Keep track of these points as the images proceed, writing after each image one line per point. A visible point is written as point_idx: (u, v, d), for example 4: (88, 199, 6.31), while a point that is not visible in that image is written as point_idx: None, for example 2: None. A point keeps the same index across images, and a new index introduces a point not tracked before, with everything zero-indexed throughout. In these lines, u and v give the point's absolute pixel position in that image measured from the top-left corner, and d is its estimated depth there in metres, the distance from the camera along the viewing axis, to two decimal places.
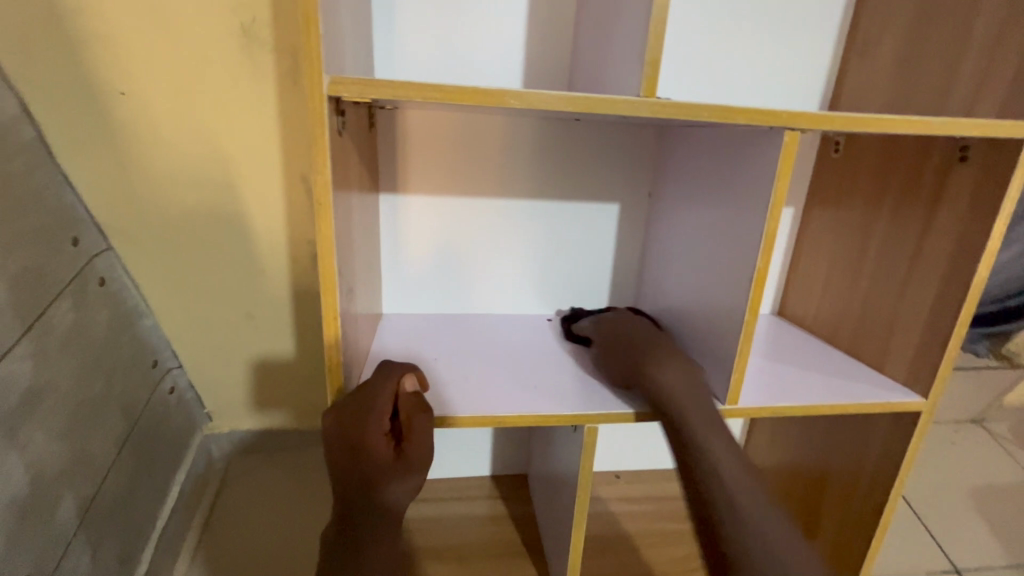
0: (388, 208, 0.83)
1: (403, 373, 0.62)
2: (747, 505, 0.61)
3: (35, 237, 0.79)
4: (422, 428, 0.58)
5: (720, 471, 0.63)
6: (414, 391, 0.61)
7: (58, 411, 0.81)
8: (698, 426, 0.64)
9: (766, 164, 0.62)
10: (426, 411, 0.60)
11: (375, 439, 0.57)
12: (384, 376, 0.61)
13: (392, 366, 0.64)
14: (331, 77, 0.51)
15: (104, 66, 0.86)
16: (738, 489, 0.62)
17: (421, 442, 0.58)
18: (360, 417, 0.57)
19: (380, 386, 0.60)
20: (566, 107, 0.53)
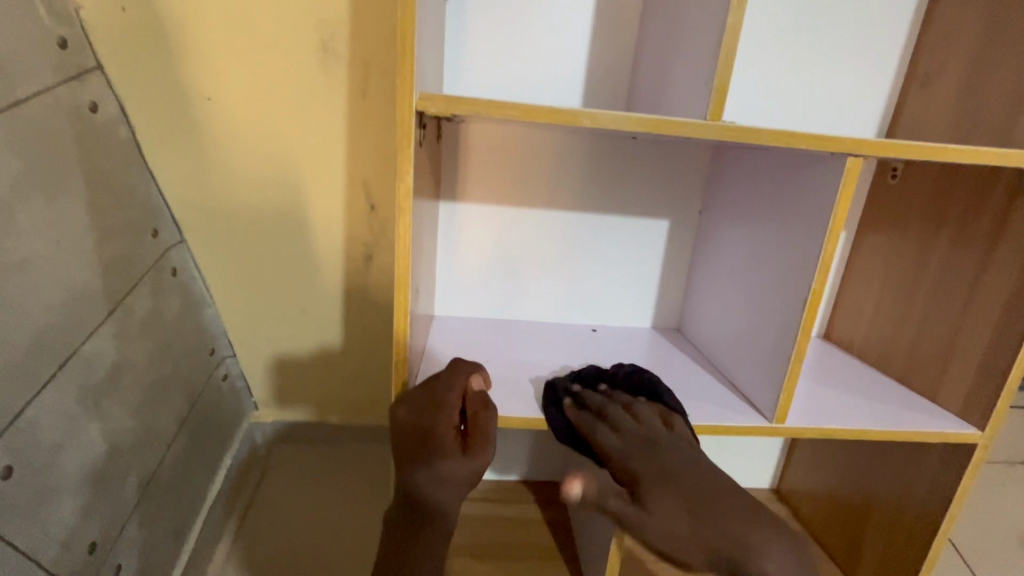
0: (446, 215, 0.87)
1: (471, 371, 0.66)
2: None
3: (124, 227, 0.87)
4: (488, 425, 0.63)
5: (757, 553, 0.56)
6: (480, 389, 0.65)
7: (134, 388, 0.88)
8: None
9: (826, 187, 0.63)
10: (491, 410, 0.64)
11: (440, 430, 0.61)
12: (454, 373, 0.65)
13: (463, 364, 0.67)
14: (418, 93, 0.55)
15: (195, 74, 0.93)
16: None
17: (483, 440, 0.62)
18: (429, 409, 0.62)
19: (449, 381, 0.64)
20: (633, 126, 0.55)
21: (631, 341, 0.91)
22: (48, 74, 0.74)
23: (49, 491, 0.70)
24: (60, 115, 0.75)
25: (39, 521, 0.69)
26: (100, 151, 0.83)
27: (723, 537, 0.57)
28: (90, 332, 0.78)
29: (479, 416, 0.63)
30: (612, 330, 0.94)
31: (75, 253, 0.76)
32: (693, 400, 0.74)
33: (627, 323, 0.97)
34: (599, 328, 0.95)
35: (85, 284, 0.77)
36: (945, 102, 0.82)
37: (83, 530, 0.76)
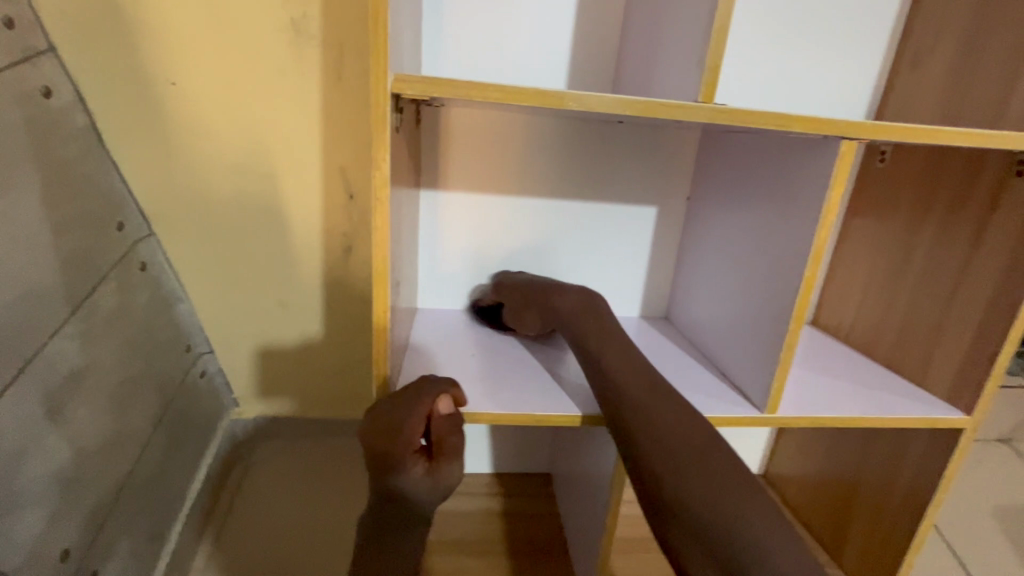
0: (428, 204, 0.84)
1: (439, 394, 0.62)
2: (663, 423, 0.59)
3: (85, 221, 0.83)
4: (454, 450, 0.60)
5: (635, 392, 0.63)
6: (448, 413, 0.62)
7: (100, 390, 0.84)
8: (611, 363, 0.67)
9: (818, 171, 0.61)
10: (458, 434, 0.62)
11: (401, 455, 0.58)
12: (419, 394, 0.62)
13: (433, 384, 0.63)
14: (395, 75, 0.52)
15: (156, 55, 0.88)
16: (655, 421, 0.60)
17: (448, 464, 0.59)
18: (391, 434, 0.59)
19: (413, 405, 0.60)
20: (621, 109, 0.53)
21: None
22: None
23: (14, 501, 0.68)
24: (10, 102, 0.70)
25: (5, 531, 0.66)
26: (54, 139, 0.78)
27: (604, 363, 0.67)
28: (51, 332, 0.75)
29: (445, 440, 0.60)
30: None
31: (30, 248, 0.72)
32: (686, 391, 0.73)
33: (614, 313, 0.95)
34: None
35: (43, 282, 0.73)
36: (934, 83, 0.81)
37: (52, 538, 0.74)
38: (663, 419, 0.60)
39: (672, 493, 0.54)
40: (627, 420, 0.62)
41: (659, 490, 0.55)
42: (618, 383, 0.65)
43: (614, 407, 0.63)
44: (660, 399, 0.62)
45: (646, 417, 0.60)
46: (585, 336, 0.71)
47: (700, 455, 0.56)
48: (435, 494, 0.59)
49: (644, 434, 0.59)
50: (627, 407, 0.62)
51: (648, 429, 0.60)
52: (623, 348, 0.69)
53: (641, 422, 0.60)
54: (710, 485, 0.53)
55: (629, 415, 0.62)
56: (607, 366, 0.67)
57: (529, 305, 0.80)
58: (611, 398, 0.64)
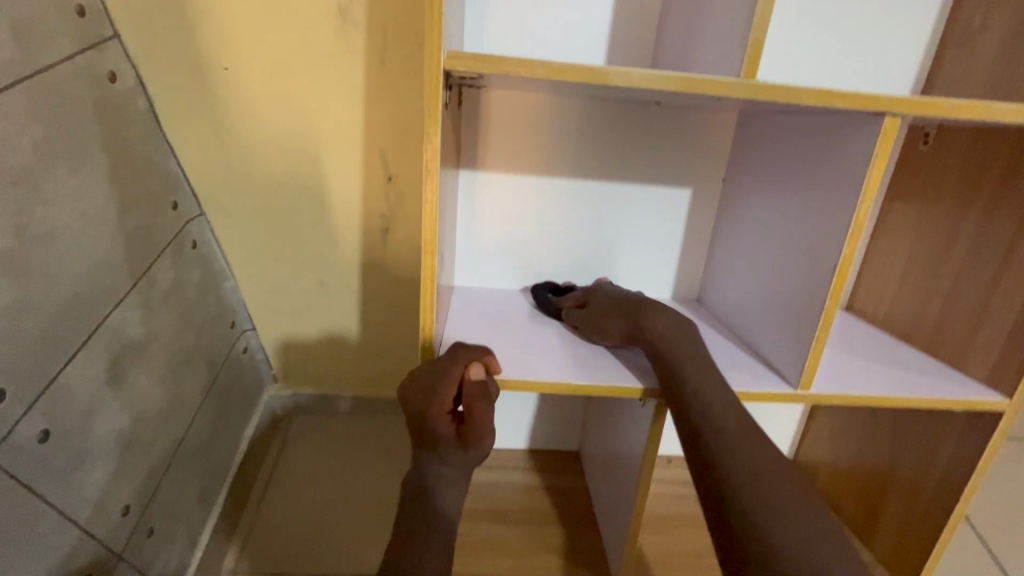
0: (467, 183, 0.87)
1: (471, 360, 0.65)
2: (743, 449, 0.60)
3: (144, 201, 0.89)
4: (483, 416, 0.63)
5: (715, 413, 0.63)
6: (479, 379, 0.65)
7: (157, 357, 0.90)
8: (675, 359, 0.67)
9: (859, 147, 0.61)
10: (489, 401, 0.64)
11: (435, 412, 0.63)
12: (453, 358, 0.65)
13: (466, 351, 0.66)
14: (447, 53, 0.54)
15: (210, 41, 0.92)
16: (735, 445, 0.60)
17: (478, 427, 0.63)
18: (426, 391, 0.64)
19: (446, 367, 0.64)
20: (663, 86, 0.54)
21: None
22: (66, 43, 0.74)
23: (83, 455, 0.75)
24: (80, 88, 0.76)
25: (75, 482, 0.73)
26: (119, 122, 0.84)
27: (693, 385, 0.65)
28: (115, 303, 0.81)
29: (475, 405, 0.63)
30: None
31: (95, 222, 0.78)
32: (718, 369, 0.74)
33: (646, 294, 0.96)
34: None
35: (106, 253, 0.79)
36: (985, 63, 0.79)
37: (115, 492, 0.81)
38: (737, 434, 0.62)
39: (739, 496, 0.56)
40: (705, 438, 0.62)
41: (722, 490, 0.58)
42: (707, 403, 0.64)
43: (696, 427, 0.63)
44: (740, 426, 0.62)
45: (728, 439, 0.61)
46: (672, 343, 0.69)
47: (766, 469, 0.58)
48: (466, 456, 0.63)
49: (715, 435, 0.61)
50: (709, 428, 0.62)
51: (728, 453, 0.60)
52: (696, 346, 0.69)
53: (721, 446, 0.61)
54: (789, 516, 0.54)
55: (700, 422, 0.63)
56: (695, 390, 0.65)
57: (610, 300, 0.78)
58: (679, 394, 0.66)
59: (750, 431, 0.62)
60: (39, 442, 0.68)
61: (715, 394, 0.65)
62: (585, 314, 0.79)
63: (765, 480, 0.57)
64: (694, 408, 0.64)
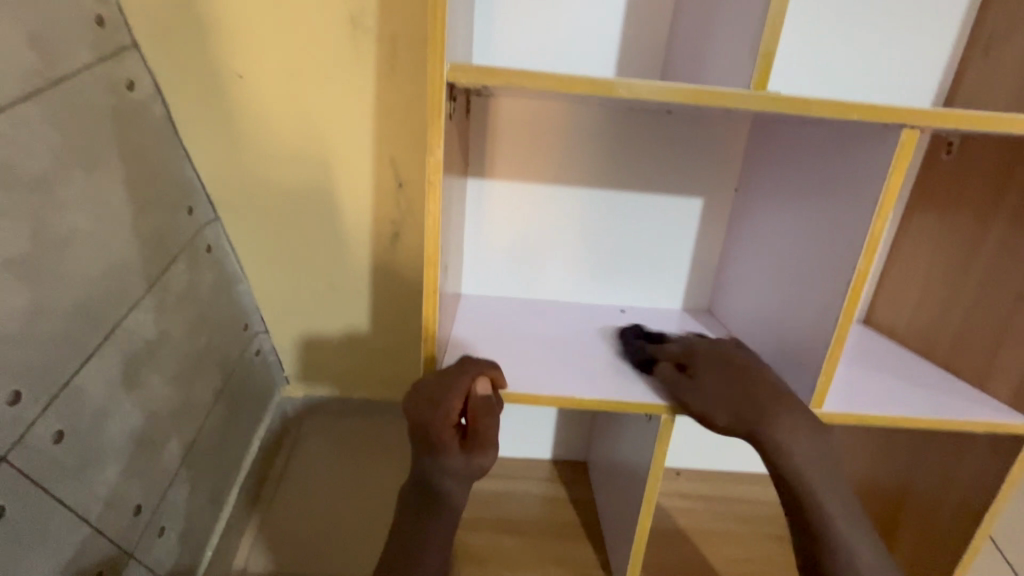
0: (475, 191, 0.86)
1: (478, 374, 0.64)
2: (827, 490, 0.66)
3: (160, 206, 0.91)
4: (488, 431, 0.63)
5: (805, 461, 0.65)
6: (485, 395, 0.63)
7: (170, 359, 0.92)
8: (798, 456, 0.65)
9: (874, 160, 0.59)
10: (493, 417, 0.63)
11: (439, 427, 0.62)
12: (460, 372, 0.64)
13: (474, 365, 0.65)
14: (451, 65, 0.54)
15: (224, 50, 0.93)
16: (821, 488, 0.66)
17: (482, 443, 0.63)
18: (430, 406, 0.63)
19: (452, 383, 0.63)
20: (670, 97, 0.53)
21: (659, 322, 0.89)
22: (85, 52, 0.76)
23: (95, 455, 0.76)
24: (97, 96, 0.78)
25: (88, 481, 0.75)
26: (136, 129, 0.86)
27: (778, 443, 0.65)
28: (130, 306, 0.83)
29: (480, 422, 0.63)
30: (641, 310, 0.93)
31: (111, 228, 0.79)
32: None
33: (656, 304, 0.95)
34: (628, 309, 0.94)
35: (122, 258, 0.81)
36: (1011, 71, 0.76)
37: (127, 492, 0.82)
38: (819, 475, 0.66)
39: (823, 531, 0.66)
40: (792, 483, 0.66)
41: (831, 562, 0.66)
42: (795, 454, 0.65)
43: (783, 474, 0.66)
44: (823, 467, 0.66)
45: (814, 484, 0.66)
46: (765, 414, 0.65)
47: (848, 517, 0.66)
48: (467, 468, 0.63)
49: (803, 481, 0.66)
50: (796, 476, 0.66)
51: (815, 496, 0.66)
52: (822, 437, 0.66)
53: (806, 489, 0.66)
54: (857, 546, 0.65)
55: (788, 470, 0.66)
56: (786, 447, 0.65)
57: (726, 376, 0.68)
58: (794, 482, 0.66)
59: (830, 470, 0.67)
60: (53, 442, 0.69)
61: (805, 445, 0.65)
62: (692, 384, 0.68)
63: (839, 514, 0.66)
64: (810, 498, 0.66)
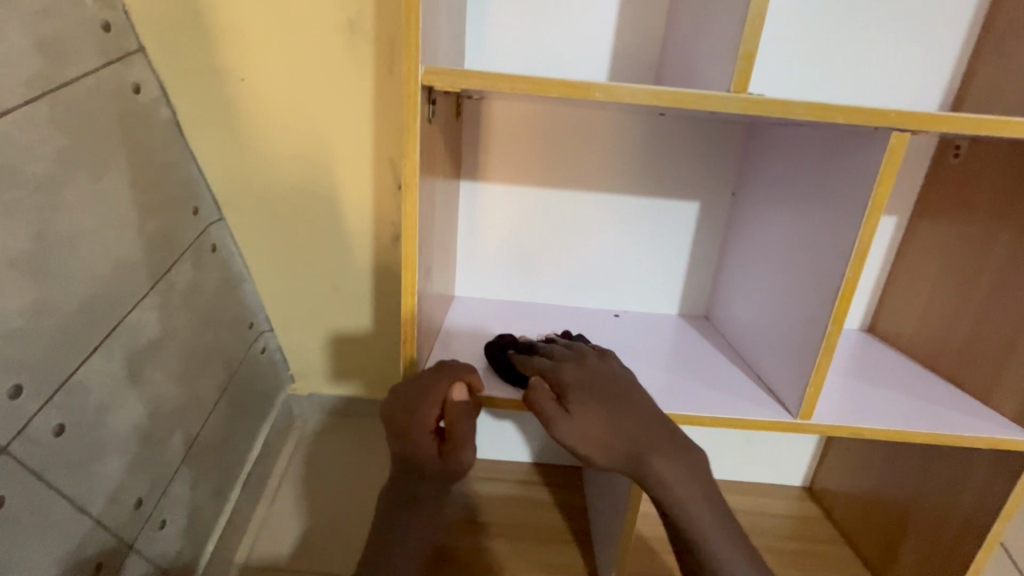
0: (468, 194, 0.86)
1: (456, 379, 0.65)
2: (707, 521, 0.62)
3: (166, 206, 0.93)
4: (464, 436, 0.63)
5: (674, 490, 0.62)
6: (461, 399, 0.64)
7: (174, 356, 0.94)
8: (679, 490, 0.62)
9: (864, 166, 0.58)
10: (470, 421, 0.64)
11: (416, 430, 0.63)
12: (436, 376, 0.65)
13: (452, 368, 0.66)
14: (424, 69, 0.54)
15: (227, 54, 0.95)
16: (698, 519, 0.62)
17: (459, 448, 0.63)
18: (407, 410, 0.64)
19: (428, 386, 0.64)
20: (652, 100, 0.52)
21: (654, 328, 0.88)
22: (92, 57, 0.79)
23: (98, 448, 0.78)
24: (104, 99, 0.80)
25: (90, 474, 0.77)
26: (142, 131, 0.88)
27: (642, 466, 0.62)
28: (134, 303, 0.85)
29: (456, 426, 0.63)
30: (636, 316, 0.92)
31: (116, 227, 0.81)
32: (715, 393, 0.72)
33: (652, 309, 0.93)
34: (623, 314, 0.92)
35: (127, 257, 0.83)
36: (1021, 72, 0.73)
37: (129, 485, 0.84)
38: (700, 504, 0.63)
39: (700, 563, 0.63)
40: (669, 510, 0.63)
41: None
42: (667, 482, 0.62)
43: (658, 500, 0.63)
44: (703, 495, 0.63)
45: (690, 514, 0.62)
46: (605, 435, 0.62)
47: (731, 552, 0.62)
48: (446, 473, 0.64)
49: (682, 512, 0.63)
50: (671, 505, 0.63)
51: (691, 528, 0.63)
52: (699, 470, 0.63)
53: (685, 519, 0.63)
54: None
55: (661, 498, 0.63)
56: (657, 475, 0.62)
57: (612, 411, 0.62)
58: (673, 514, 0.63)
59: (708, 498, 0.63)
60: (54, 435, 0.71)
61: (678, 471, 0.62)
62: (564, 417, 0.62)
63: (722, 548, 0.63)
64: (693, 534, 0.63)
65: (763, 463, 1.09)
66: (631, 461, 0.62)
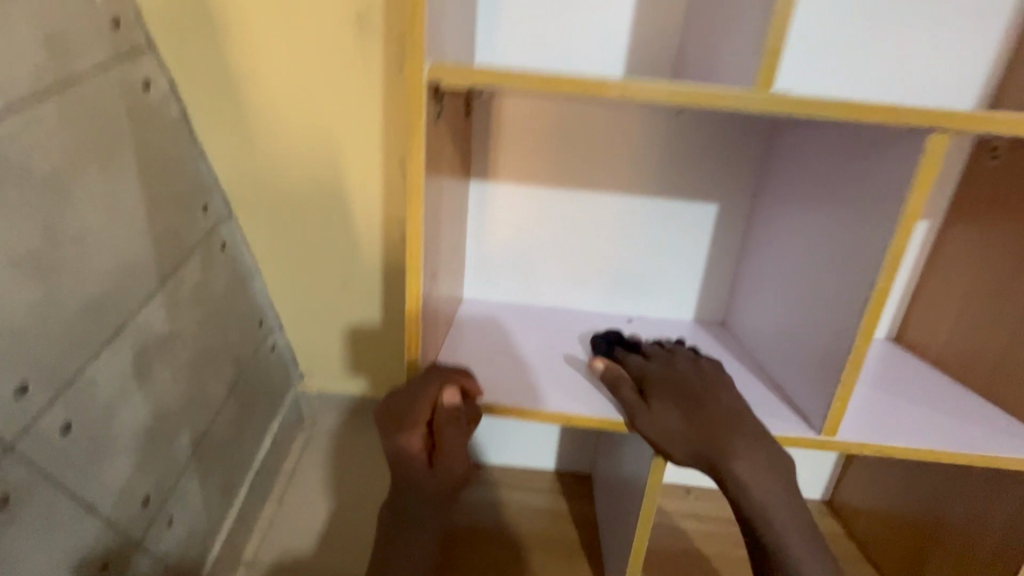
0: (477, 194, 0.84)
1: (445, 383, 0.64)
2: (787, 522, 0.62)
3: (174, 203, 0.92)
4: (451, 442, 0.63)
5: (755, 490, 0.62)
6: (450, 404, 0.63)
7: (181, 354, 0.93)
8: (758, 489, 0.62)
9: (898, 169, 0.54)
10: (457, 428, 0.63)
11: (406, 434, 0.64)
12: (426, 380, 0.65)
13: (439, 372, 0.65)
14: (430, 64, 0.53)
15: (235, 50, 0.94)
16: (776, 517, 0.62)
17: (448, 454, 0.64)
18: (398, 414, 0.64)
19: (418, 391, 0.64)
20: (670, 99, 0.50)
21: (668, 335, 0.85)
22: (101, 53, 0.78)
23: (105, 447, 0.78)
24: (112, 95, 0.79)
25: (97, 473, 0.76)
26: (151, 128, 0.87)
27: (719, 461, 0.62)
28: (142, 301, 0.84)
29: (444, 433, 0.63)
30: (650, 321, 0.89)
31: (124, 225, 0.81)
32: None
33: (667, 315, 0.90)
34: (636, 319, 0.90)
35: (135, 254, 0.83)
36: None
37: (136, 484, 0.84)
38: (779, 506, 0.62)
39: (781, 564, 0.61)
40: (746, 511, 0.63)
41: None
42: (746, 482, 0.61)
43: (737, 502, 0.63)
44: (783, 496, 0.62)
45: (770, 515, 0.62)
46: (681, 428, 0.63)
47: (809, 553, 0.61)
48: (438, 478, 0.65)
49: (760, 511, 0.62)
50: (750, 505, 0.62)
51: (771, 528, 0.62)
52: (782, 471, 0.62)
53: (765, 521, 0.62)
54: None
55: (741, 498, 0.62)
56: (737, 473, 0.61)
57: (688, 407, 0.64)
58: (751, 515, 0.62)
59: (789, 499, 0.62)
60: (61, 434, 0.71)
61: (756, 468, 0.62)
62: (644, 410, 0.65)
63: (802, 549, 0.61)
64: (772, 534, 0.62)
65: None
66: (711, 455, 0.62)
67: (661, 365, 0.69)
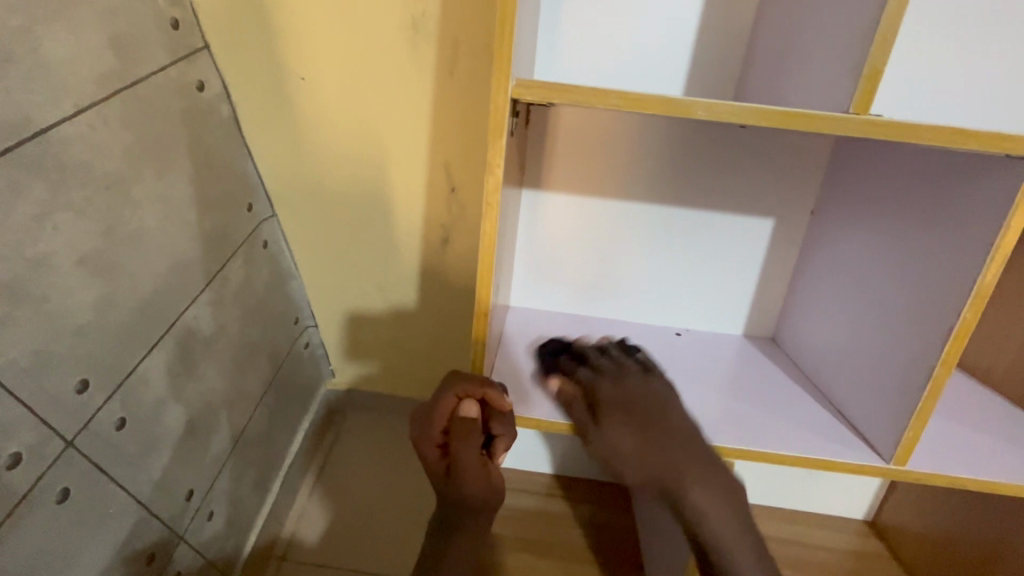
0: (530, 203, 0.84)
1: (465, 393, 0.66)
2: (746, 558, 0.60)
3: (221, 201, 0.93)
4: (460, 454, 0.63)
5: (709, 516, 0.60)
6: (466, 414, 0.65)
7: (224, 352, 0.94)
8: (711, 517, 0.60)
9: (994, 198, 0.53)
10: (467, 441, 0.64)
11: (423, 444, 0.67)
12: (448, 390, 0.67)
13: (459, 381, 0.68)
14: (516, 81, 0.54)
15: (288, 53, 0.94)
16: (723, 537, 0.60)
17: (458, 469, 0.64)
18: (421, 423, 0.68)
19: (437, 400, 0.67)
20: (759, 120, 0.51)
21: (717, 352, 0.84)
22: (161, 53, 0.79)
23: (153, 443, 0.79)
24: (169, 96, 0.80)
25: (144, 469, 0.78)
26: (204, 128, 0.89)
27: (667, 476, 0.61)
28: (191, 300, 0.85)
29: (455, 445, 0.64)
30: (697, 335, 0.88)
31: (178, 225, 0.82)
32: (793, 429, 0.69)
33: (713, 330, 0.90)
34: (684, 332, 0.89)
35: (186, 255, 0.84)
36: None
37: (179, 480, 0.85)
38: (735, 533, 0.60)
39: None
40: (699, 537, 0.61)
41: None
42: (693, 501, 0.60)
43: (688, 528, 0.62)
44: (740, 521, 0.61)
45: (721, 539, 0.60)
46: (627, 454, 0.62)
47: None
48: (451, 492, 0.65)
49: (712, 537, 0.60)
50: (703, 531, 0.61)
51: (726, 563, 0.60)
52: (740, 497, 0.62)
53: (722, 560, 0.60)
54: None
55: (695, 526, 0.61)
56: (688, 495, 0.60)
57: (643, 433, 0.62)
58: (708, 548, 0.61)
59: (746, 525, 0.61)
60: (115, 429, 0.72)
61: (712, 490, 0.60)
62: (595, 429, 0.64)
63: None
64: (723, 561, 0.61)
65: (820, 498, 1.10)
66: (662, 480, 0.61)
67: (613, 383, 0.66)
